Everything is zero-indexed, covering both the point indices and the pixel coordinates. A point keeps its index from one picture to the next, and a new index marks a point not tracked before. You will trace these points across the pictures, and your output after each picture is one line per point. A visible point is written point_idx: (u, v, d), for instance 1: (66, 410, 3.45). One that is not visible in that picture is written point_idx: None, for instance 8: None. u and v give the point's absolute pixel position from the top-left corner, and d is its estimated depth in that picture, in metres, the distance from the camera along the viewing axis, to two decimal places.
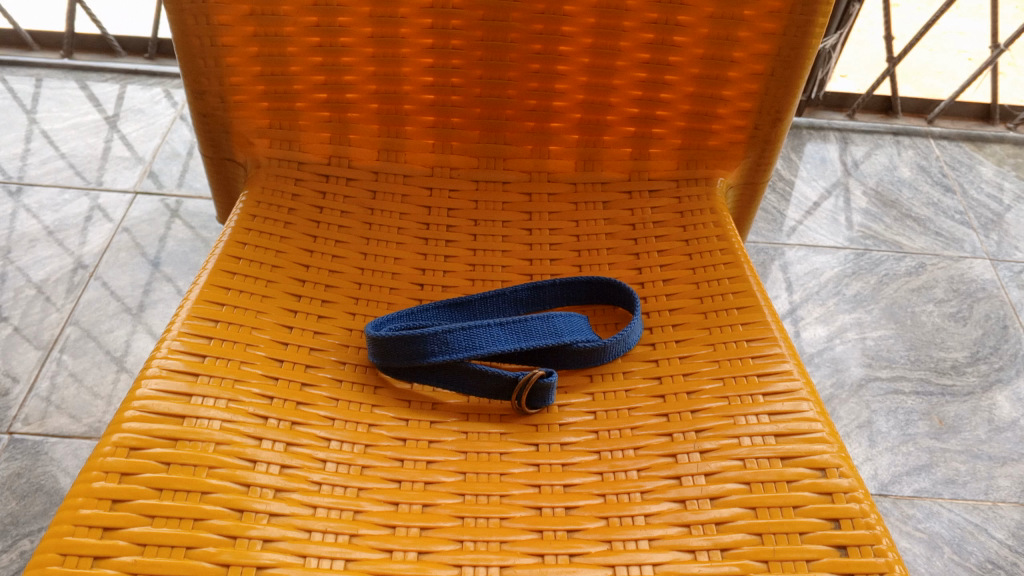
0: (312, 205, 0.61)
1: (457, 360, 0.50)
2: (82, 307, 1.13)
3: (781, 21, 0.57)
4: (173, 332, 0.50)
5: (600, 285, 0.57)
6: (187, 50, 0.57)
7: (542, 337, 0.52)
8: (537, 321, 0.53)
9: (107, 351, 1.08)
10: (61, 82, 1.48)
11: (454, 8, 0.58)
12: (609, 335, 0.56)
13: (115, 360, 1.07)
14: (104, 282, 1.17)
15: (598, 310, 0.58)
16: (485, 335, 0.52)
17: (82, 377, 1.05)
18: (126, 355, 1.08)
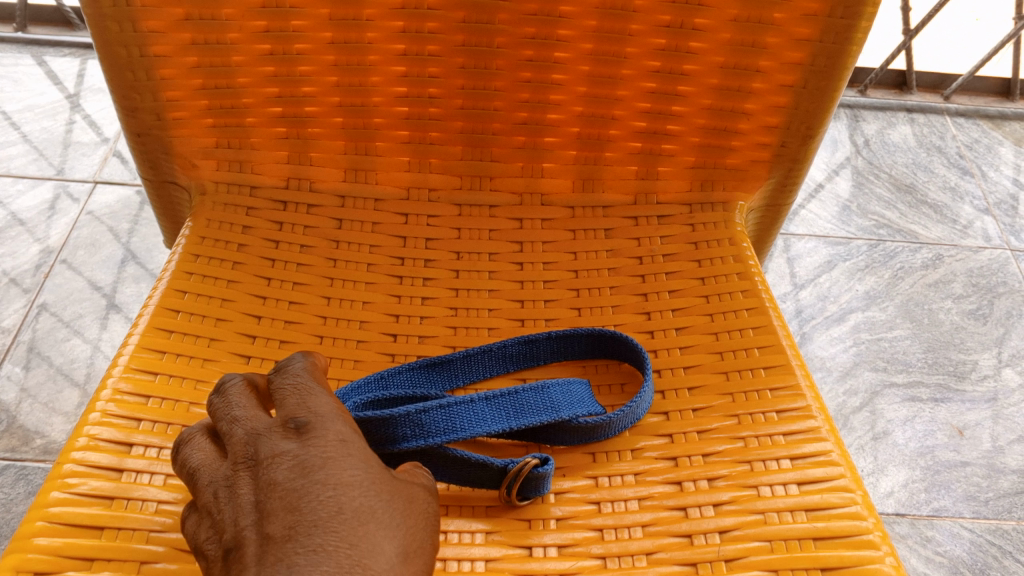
0: (265, 239, 0.53)
1: (433, 447, 0.43)
2: (37, 314, 1.03)
3: (817, 25, 0.48)
4: (96, 413, 0.43)
5: (606, 338, 0.49)
6: (113, 62, 0.48)
7: (535, 414, 0.44)
8: (530, 392, 0.45)
9: (64, 362, 0.99)
10: (16, 57, 1.37)
11: (429, 9, 0.49)
12: (613, 399, 0.49)
13: (74, 373, 0.98)
14: (62, 283, 1.07)
15: (600, 368, 0.50)
16: (468, 413, 0.44)
17: (38, 390, 0.96)
18: (87, 366, 0.99)
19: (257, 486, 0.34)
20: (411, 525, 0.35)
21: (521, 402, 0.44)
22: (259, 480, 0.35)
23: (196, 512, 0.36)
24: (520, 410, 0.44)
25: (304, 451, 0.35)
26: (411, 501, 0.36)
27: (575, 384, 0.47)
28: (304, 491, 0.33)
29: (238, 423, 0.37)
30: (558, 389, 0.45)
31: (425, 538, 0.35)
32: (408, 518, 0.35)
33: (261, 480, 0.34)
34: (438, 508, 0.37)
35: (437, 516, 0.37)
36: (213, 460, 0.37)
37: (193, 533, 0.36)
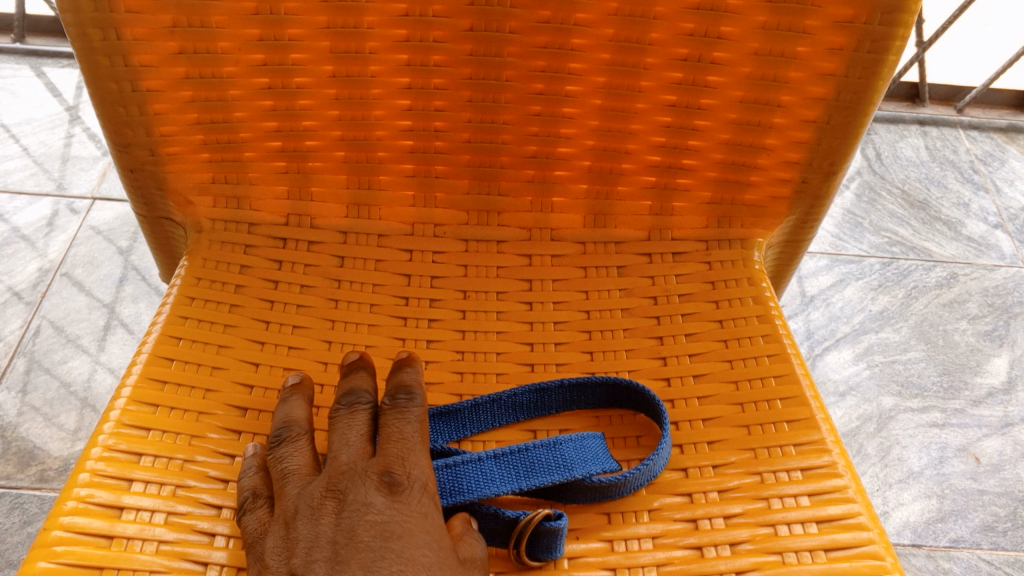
0: (265, 279, 0.51)
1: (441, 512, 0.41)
2: (32, 336, 1.01)
3: (841, 59, 0.46)
4: (85, 474, 0.41)
5: (628, 389, 0.47)
6: (103, 96, 0.46)
7: (547, 473, 0.42)
8: (542, 449, 0.43)
9: (60, 386, 0.96)
10: (14, 68, 1.34)
11: (435, 41, 0.47)
12: (629, 452, 0.47)
13: (70, 397, 0.96)
14: (60, 302, 1.05)
15: (615, 418, 0.48)
16: (476, 471, 0.42)
17: (34, 415, 0.93)
18: (85, 390, 0.97)
19: (339, 522, 0.38)
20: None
21: (531, 460, 0.43)
22: (341, 518, 0.38)
23: (262, 507, 0.40)
24: (531, 468, 0.42)
25: (391, 514, 0.38)
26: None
27: (594, 438, 0.45)
28: (379, 553, 0.37)
29: (343, 449, 0.41)
30: (572, 444, 0.43)
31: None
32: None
33: (344, 520, 0.38)
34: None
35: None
36: (305, 471, 0.42)
37: (251, 527, 0.40)
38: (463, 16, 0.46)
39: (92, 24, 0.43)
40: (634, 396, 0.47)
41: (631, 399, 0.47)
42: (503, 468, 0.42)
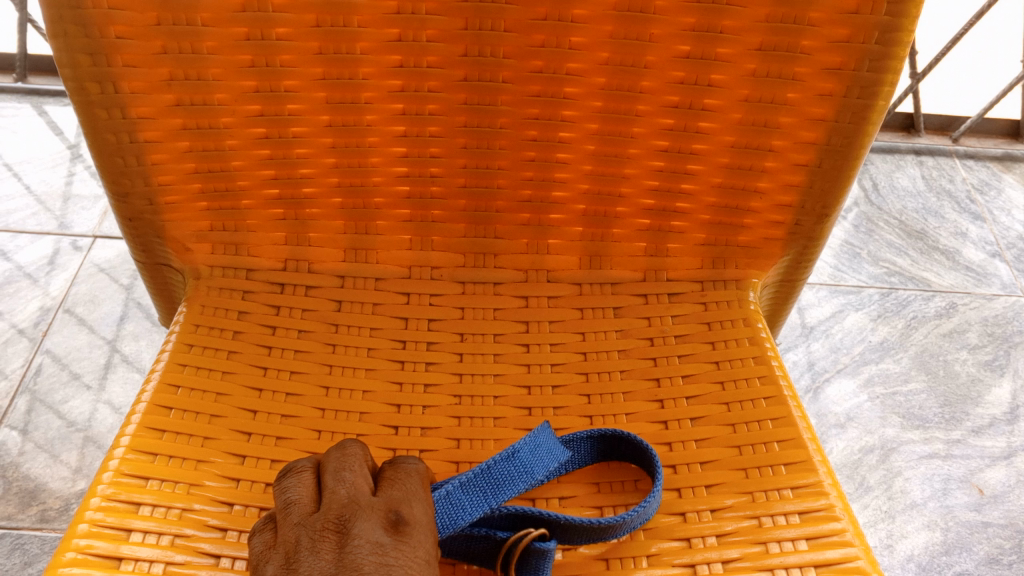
0: (262, 325, 0.53)
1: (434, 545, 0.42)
2: (34, 375, 1.02)
3: (832, 105, 0.47)
4: (84, 525, 0.42)
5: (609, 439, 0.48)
6: (102, 149, 0.48)
7: (511, 484, 0.44)
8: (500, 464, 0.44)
9: (62, 424, 0.97)
10: (16, 107, 1.36)
11: (430, 91, 0.49)
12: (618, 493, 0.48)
13: (72, 435, 0.97)
14: (63, 340, 1.06)
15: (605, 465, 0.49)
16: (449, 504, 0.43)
17: (36, 455, 0.94)
18: (86, 429, 0.97)
19: (342, 559, 0.35)
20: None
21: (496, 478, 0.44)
22: (345, 553, 0.36)
23: (270, 529, 0.39)
24: (498, 484, 0.44)
25: (399, 556, 0.36)
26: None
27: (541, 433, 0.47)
28: None
29: (340, 484, 0.39)
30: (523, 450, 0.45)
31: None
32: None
33: (348, 557, 0.36)
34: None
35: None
36: (306, 501, 0.39)
37: (257, 548, 0.38)
38: (456, 66, 0.48)
39: (90, 79, 0.45)
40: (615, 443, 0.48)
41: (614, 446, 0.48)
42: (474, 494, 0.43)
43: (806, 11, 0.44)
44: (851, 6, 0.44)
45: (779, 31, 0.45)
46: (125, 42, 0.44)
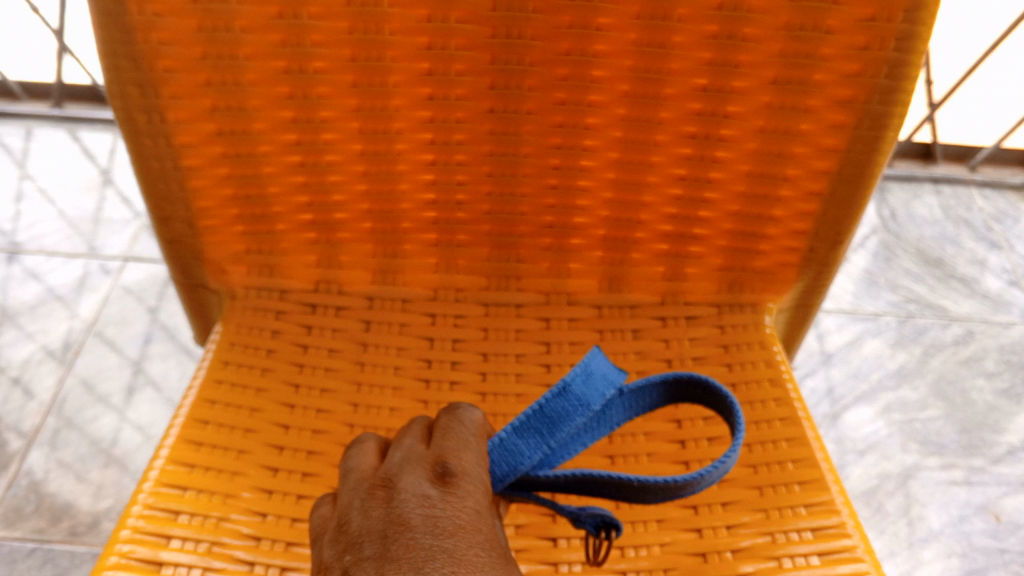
0: (294, 343, 0.54)
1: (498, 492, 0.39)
2: (65, 395, 1.04)
3: (843, 135, 0.48)
4: (126, 531, 0.43)
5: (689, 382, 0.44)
6: (147, 175, 0.50)
7: (568, 421, 0.39)
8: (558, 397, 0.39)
9: (91, 442, 0.99)
10: (53, 134, 1.39)
11: (457, 122, 0.50)
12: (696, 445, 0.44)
13: (101, 453, 0.98)
14: (92, 361, 1.08)
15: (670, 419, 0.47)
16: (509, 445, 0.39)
17: (64, 473, 0.96)
18: (113, 446, 0.99)
19: (390, 513, 0.34)
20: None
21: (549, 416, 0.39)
22: (392, 508, 0.34)
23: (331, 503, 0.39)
24: (555, 421, 0.39)
25: (445, 507, 0.33)
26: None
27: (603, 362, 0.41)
28: (430, 550, 0.31)
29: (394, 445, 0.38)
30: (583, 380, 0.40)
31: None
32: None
33: (395, 511, 0.34)
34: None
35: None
36: (365, 467, 0.38)
37: (317, 523, 0.38)
38: (484, 98, 0.49)
39: (138, 109, 0.47)
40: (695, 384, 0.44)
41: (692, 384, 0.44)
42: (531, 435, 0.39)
43: (818, 48, 0.45)
44: (861, 43, 0.45)
45: (791, 66, 0.46)
46: (170, 74, 0.46)
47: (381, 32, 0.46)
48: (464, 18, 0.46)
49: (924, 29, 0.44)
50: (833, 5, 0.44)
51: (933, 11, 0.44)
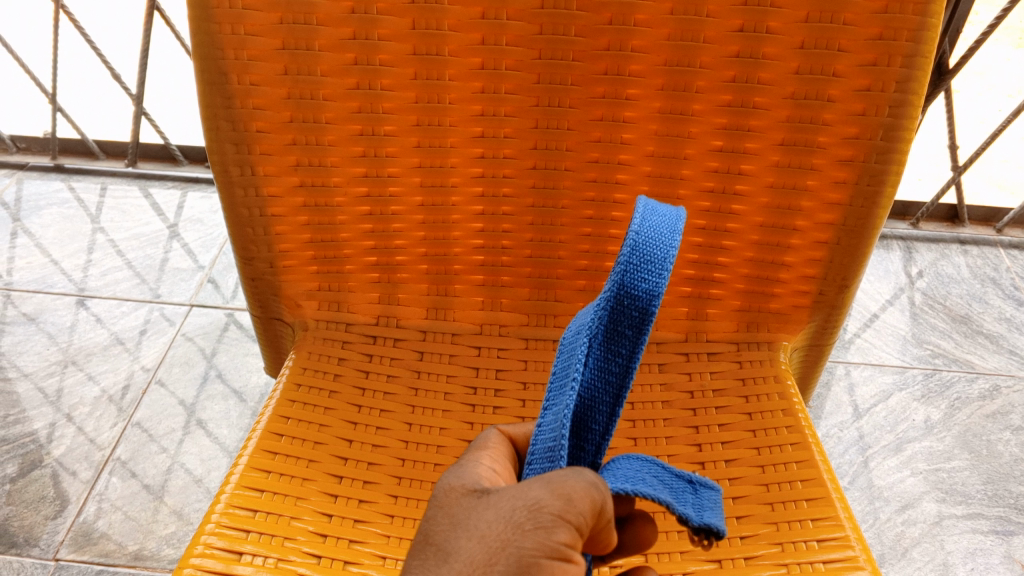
0: (358, 369, 0.61)
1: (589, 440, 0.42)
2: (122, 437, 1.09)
3: (847, 191, 0.54)
4: (211, 524, 0.49)
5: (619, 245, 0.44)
6: (236, 220, 0.58)
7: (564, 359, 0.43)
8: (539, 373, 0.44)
9: (144, 482, 1.04)
10: (125, 190, 1.50)
11: (505, 177, 0.58)
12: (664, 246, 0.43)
13: (155, 490, 1.03)
14: (150, 406, 1.13)
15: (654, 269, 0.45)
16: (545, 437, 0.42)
17: (116, 512, 1.00)
18: (167, 483, 1.04)
19: None
20: (477, 543, 0.32)
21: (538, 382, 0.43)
22: None
23: None
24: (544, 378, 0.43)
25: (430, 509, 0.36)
26: (491, 512, 0.33)
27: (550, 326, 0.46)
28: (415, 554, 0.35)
29: None
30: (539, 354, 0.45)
31: (501, 555, 0.31)
32: (465, 535, 0.32)
33: None
34: (558, 501, 0.32)
35: (568, 500, 0.32)
36: None
37: None
38: (528, 157, 0.57)
39: (233, 164, 0.55)
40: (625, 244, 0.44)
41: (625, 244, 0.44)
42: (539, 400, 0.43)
43: (822, 114, 0.52)
44: (860, 110, 0.51)
45: (798, 130, 0.53)
46: (262, 135, 0.54)
47: (442, 101, 0.54)
48: (513, 90, 0.54)
49: (915, 98, 0.50)
50: (834, 77, 0.51)
51: (923, 83, 0.50)
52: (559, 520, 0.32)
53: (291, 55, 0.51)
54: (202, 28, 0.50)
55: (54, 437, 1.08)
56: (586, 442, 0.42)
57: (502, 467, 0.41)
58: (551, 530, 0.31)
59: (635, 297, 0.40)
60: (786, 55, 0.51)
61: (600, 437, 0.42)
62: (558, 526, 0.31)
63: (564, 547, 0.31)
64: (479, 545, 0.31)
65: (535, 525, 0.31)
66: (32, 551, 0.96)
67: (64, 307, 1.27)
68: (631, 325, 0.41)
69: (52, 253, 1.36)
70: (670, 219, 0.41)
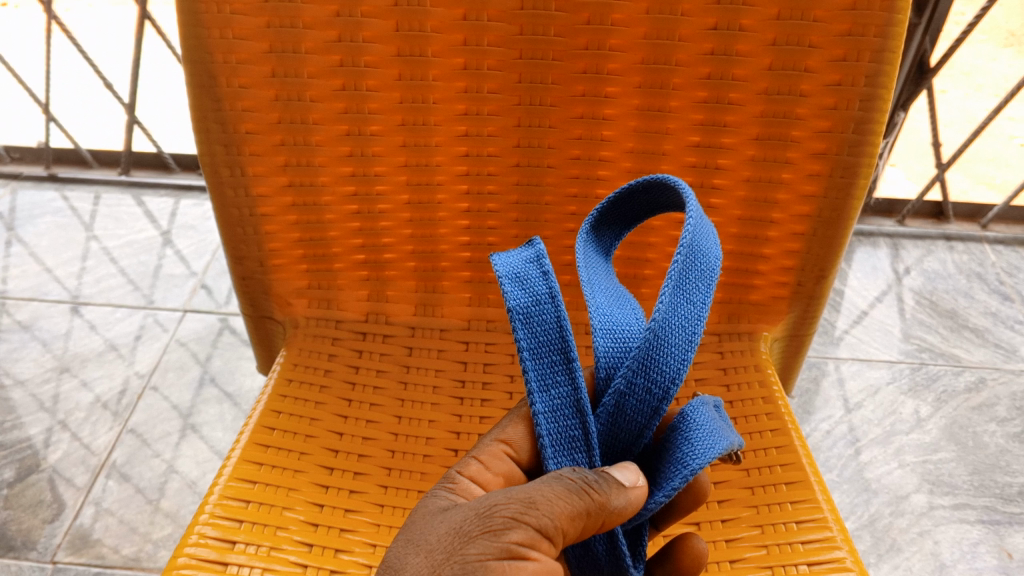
0: (347, 365, 0.62)
1: (629, 430, 0.43)
2: (116, 445, 1.09)
3: (821, 183, 0.56)
4: (205, 515, 0.51)
5: (592, 220, 0.49)
6: (227, 220, 0.59)
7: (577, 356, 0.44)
8: (526, 332, 0.45)
9: (139, 487, 1.04)
10: (119, 199, 1.51)
11: (489, 174, 0.59)
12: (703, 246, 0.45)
13: (151, 492, 1.04)
14: (144, 413, 1.14)
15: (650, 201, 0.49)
16: (571, 420, 0.43)
17: (111, 517, 1.01)
18: (164, 486, 1.05)
19: None
20: (427, 558, 0.36)
21: (554, 348, 0.44)
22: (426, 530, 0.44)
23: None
24: (569, 344, 0.44)
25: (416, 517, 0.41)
26: (445, 527, 0.37)
27: (523, 250, 0.48)
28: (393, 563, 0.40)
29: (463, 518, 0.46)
30: (521, 301, 0.45)
31: (448, 564, 0.35)
32: (417, 551, 0.37)
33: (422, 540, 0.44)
34: (512, 508, 0.36)
35: (520, 506, 0.36)
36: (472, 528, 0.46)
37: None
38: (511, 154, 0.58)
39: (223, 164, 0.56)
40: (615, 240, 0.52)
41: (608, 241, 0.51)
42: (566, 373, 0.44)
43: (795, 108, 0.54)
44: (830, 103, 0.53)
45: (772, 124, 0.55)
46: (251, 136, 0.56)
47: (426, 101, 0.56)
48: (496, 89, 0.55)
49: (885, 92, 0.52)
50: (805, 73, 0.52)
51: (892, 77, 0.51)
52: (511, 522, 0.36)
53: (279, 58, 0.53)
54: (191, 33, 0.51)
55: (49, 442, 1.09)
56: (623, 431, 0.44)
57: (490, 476, 0.44)
58: (500, 533, 0.35)
59: (702, 254, 0.44)
60: (759, 52, 0.52)
61: (642, 428, 0.43)
62: (509, 529, 0.35)
63: (515, 546, 0.35)
64: (429, 555, 0.36)
65: (484, 531, 0.36)
66: (31, 554, 0.97)
67: (58, 314, 1.28)
68: (702, 276, 0.43)
69: (47, 262, 1.37)
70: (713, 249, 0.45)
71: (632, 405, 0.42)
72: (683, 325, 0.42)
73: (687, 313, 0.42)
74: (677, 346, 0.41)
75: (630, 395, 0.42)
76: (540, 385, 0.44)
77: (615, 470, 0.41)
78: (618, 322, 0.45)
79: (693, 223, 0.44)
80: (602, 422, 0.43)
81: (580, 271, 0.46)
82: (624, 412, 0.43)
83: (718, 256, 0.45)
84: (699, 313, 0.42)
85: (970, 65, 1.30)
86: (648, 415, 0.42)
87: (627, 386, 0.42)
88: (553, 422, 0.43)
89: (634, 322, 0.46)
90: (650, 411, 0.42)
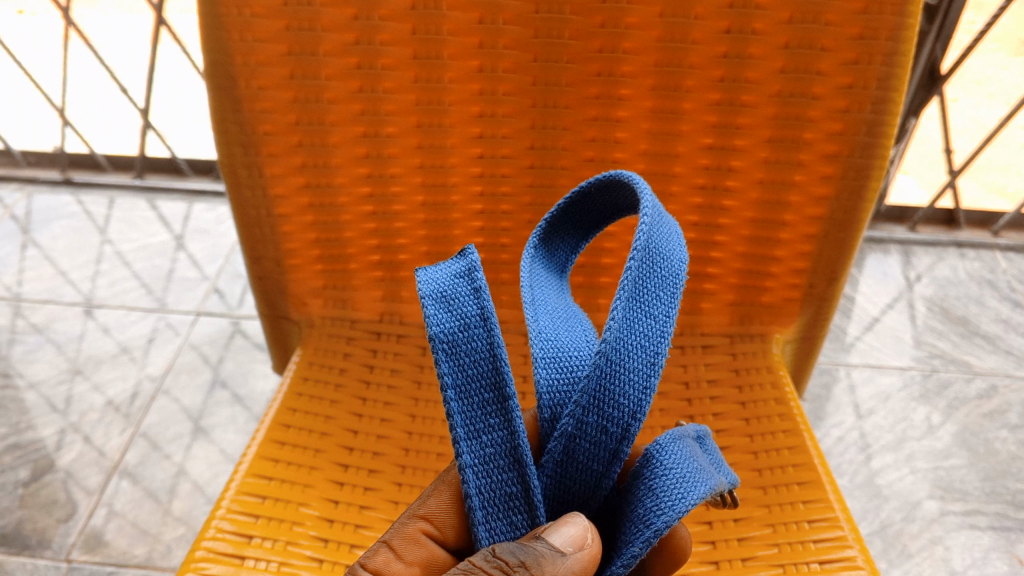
0: (362, 364, 0.63)
1: (590, 483, 0.38)
2: (128, 447, 1.10)
3: (833, 185, 0.56)
4: (222, 510, 0.51)
5: (539, 234, 0.46)
6: (244, 221, 0.60)
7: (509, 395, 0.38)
8: (451, 366, 0.38)
9: (149, 490, 1.05)
10: (133, 203, 1.53)
11: (503, 176, 0.60)
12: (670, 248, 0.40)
13: (163, 494, 1.05)
14: (156, 416, 1.15)
15: (597, 203, 0.47)
16: (506, 473, 0.37)
17: (123, 520, 1.01)
18: (176, 488, 1.06)
19: None
20: None
21: (485, 385, 0.38)
22: None
23: None
24: (504, 378, 0.38)
25: None
26: None
27: (454, 262, 0.41)
28: None
29: None
30: (445, 326, 0.39)
31: None
32: None
33: None
34: None
35: None
36: None
37: None
38: (525, 156, 0.59)
39: (241, 166, 0.57)
40: (571, 253, 0.49)
41: (564, 254, 0.49)
42: (500, 414, 0.38)
43: (807, 111, 0.54)
44: (843, 106, 0.53)
45: (785, 126, 0.55)
46: (269, 137, 0.56)
47: (442, 103, 0.56)
48: (511, 91, 0.56)
49: (897, 95, 0.52)
50: (817, 75, 0.53)
51: (904, 80, 0.51)
52: None
53: (297, 61, 0.53)
54: (211, 36, 0.52)
55: (62, 444, 1.10)
56: (578, 481, 0.38)
57: (402, 566, 0.40)
58: None
59: (664, 257, 0.39)
60: (772, 55, 0.53)
61: (600, 475, 0.38)
62: None
63: None
64: None
65: None
66: (45, 552, 0.98)
67: (72, 317, 1.29)
68: (665, 284, 0.38)
69: (62, 265, 1.38)
70: (677, 254, 0.40)
71: (583, 450, 0.37)
72: (644, 345, 0.36)
73: (648, 330, 0.37)
74: (637, 373, 0.36)
75: (581, 438, 0.37)
76: (469, 432, 0.38)
77: (552, 532, 0.35)
78: (566, 340, 0.41)
79: (649, 222, 0.39)
80: (547, 473, 0.38)
81: (522, 293, 0.41)
82: (574, 459, 0.37)
83: (683, 260, 0.40)
84: (663, 328, 0.37)
85: (982, 73, 1.30)
86: (606, 460, 0.37)
87: (577, 427, 0.36)
88: (484, 477, 0.37)
89: (585, 346, 0.41)
90: (608, 455, 0.37)
